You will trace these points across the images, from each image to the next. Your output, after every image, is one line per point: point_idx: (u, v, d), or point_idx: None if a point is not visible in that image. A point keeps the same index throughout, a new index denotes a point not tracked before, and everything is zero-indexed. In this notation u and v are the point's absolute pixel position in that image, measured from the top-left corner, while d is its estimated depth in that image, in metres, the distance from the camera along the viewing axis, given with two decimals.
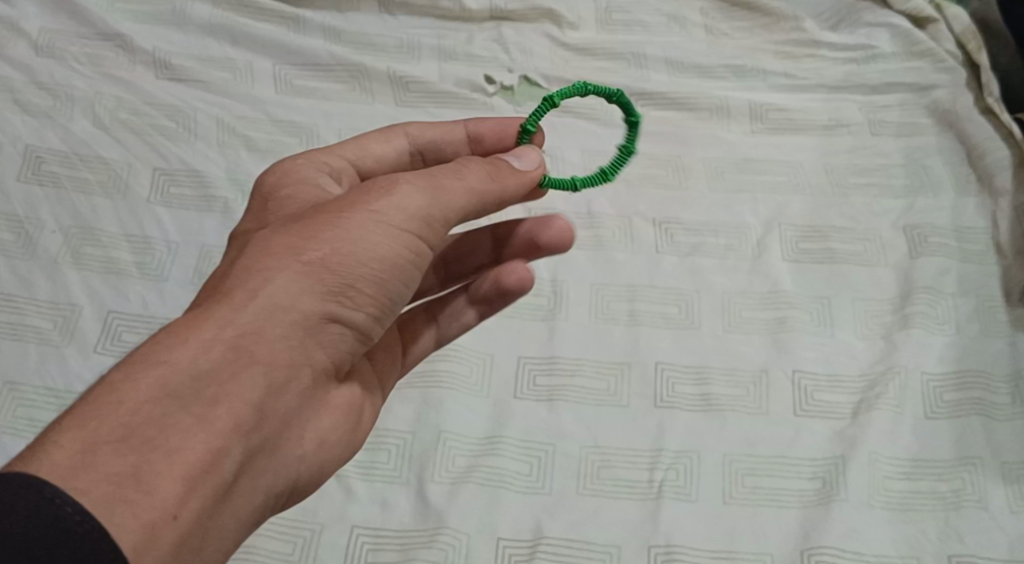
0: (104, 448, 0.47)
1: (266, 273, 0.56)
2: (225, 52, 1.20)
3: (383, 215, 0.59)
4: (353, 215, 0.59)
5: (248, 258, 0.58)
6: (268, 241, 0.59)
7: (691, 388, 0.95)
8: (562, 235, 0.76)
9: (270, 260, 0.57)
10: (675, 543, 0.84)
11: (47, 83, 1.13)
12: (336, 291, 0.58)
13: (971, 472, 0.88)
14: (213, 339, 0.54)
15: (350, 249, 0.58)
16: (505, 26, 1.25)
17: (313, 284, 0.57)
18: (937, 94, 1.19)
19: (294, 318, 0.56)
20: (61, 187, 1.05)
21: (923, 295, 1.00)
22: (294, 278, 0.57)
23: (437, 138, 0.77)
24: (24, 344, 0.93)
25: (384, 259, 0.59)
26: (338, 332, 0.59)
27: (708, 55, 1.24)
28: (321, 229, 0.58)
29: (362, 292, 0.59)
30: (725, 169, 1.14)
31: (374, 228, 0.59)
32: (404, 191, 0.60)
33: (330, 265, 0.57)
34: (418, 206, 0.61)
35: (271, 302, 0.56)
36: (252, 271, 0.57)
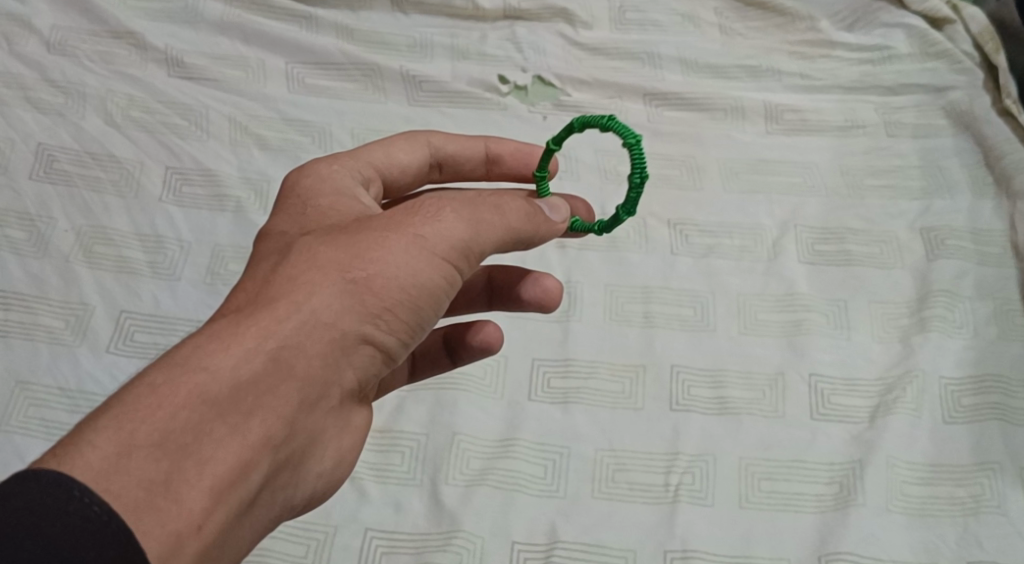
0: (139, 452, 0.48)
1: (309, 287, 0.56)
2: (237, 49, 1.20)
3: (428, 242, 0.58)
4: (397, 237, 0.58)
5: (292, 267, 0.57)
6: (310, 249, 0.58)
7: (707, 391, 0.94)
8: (549, 294, 0.77)
9: (315, 273, 0.57)
10: (691, 547, 0.84)
11: (59, 80, 1.12)
12: (375, 313, 0.57)
13: (989, 477, 0.88)
14: (255, 349, 0.54)
15: (392, 272, 0.57)
16: (518, 25, 1.25)
17: (354, 305, 0.57)
18: (953, 95, 1.19)
19: (332, 336, 0.56)
20: (73, 185, 1.04)
21: (940, 298, 0.99)
22: (336, 296, 0.56)
23: (457, 151, 0.77)
24: (37, 344, 0.93)
25: (425, 285, 0.58)
26: (373, 354, 0.59)
27: (721, 55, 1.23)
28: (364, 246, 0.58)
29: (398, 318, 0.58)
30: (740, 170, 1.13)
31: (416, 252, 0.58)
32: (450, 216, 0.60)
33: (372, 287, 0.57)
34: (462, 236, 0.60)
35: (313, 318, 0.55)
36: (297, 282, 0.56)
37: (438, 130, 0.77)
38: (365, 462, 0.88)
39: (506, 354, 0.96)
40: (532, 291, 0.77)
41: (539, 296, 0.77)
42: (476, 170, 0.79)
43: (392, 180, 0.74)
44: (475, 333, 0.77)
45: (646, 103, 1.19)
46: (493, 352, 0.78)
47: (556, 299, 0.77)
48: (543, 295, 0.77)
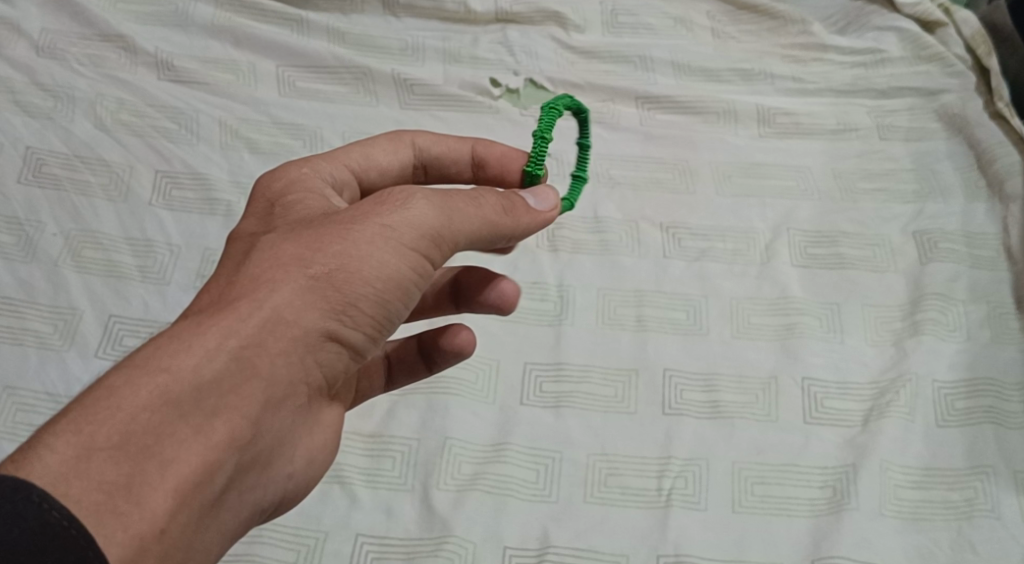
0: (99, 455, 0.48)
1: (272, 285, 0.56)
2: (228, 53, 1.19)
3: (394, 233, 0.58)
4: (363, 228, 0.58)
5: (256, 264, 0.57)
6: (275, 246, 0.58)
7: (700, 395, 0.94)
8: (506, 298, 0.76)
9: (278, 269, 0.56)
10: (684, 552, 0.83)
11: (48, 83, 1.12)
12: (340, 308, 0.57)
13: (983, 481, 0.87)
14: (217, 348, 0.54)
15: (357, 264, 0.57)
16: (510, 29, 1.24)
17: (318, 299, 0.56)
18: (946, 99, 1.19)
19: (297, 332, 0.56)
20: (62, 189, 1.04)
21: (933, 301, 0.99)
22: (299, 292, 0.56)
23: (443, 154, 0.76)
24: (25, 348, 0.92)
25: (392, 277, 0.58)
26: (340, 348, 0.58)
27: (714, 58, 1.23)
28: (328, 238, 0.57)
29: (364, 311, 0.58)
30: (733, 173, 1.13)
31: (383, 245, 0.58)
32: (418, 206, 0.59)
33: (336, 282, 0.57)
34: (428, 225, 0.59)
35: (276, 315, 0.55)
36: (260, 279, 0.56)
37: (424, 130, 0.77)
38: (356, 467, 0.88)
39: (498, 360, 0.95)
40: (492, 296, 0.76)
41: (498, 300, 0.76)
42: (463, 173, 0.78)
43: (371, 180, 0.73)
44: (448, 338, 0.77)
45: (639, 106, 1.19)
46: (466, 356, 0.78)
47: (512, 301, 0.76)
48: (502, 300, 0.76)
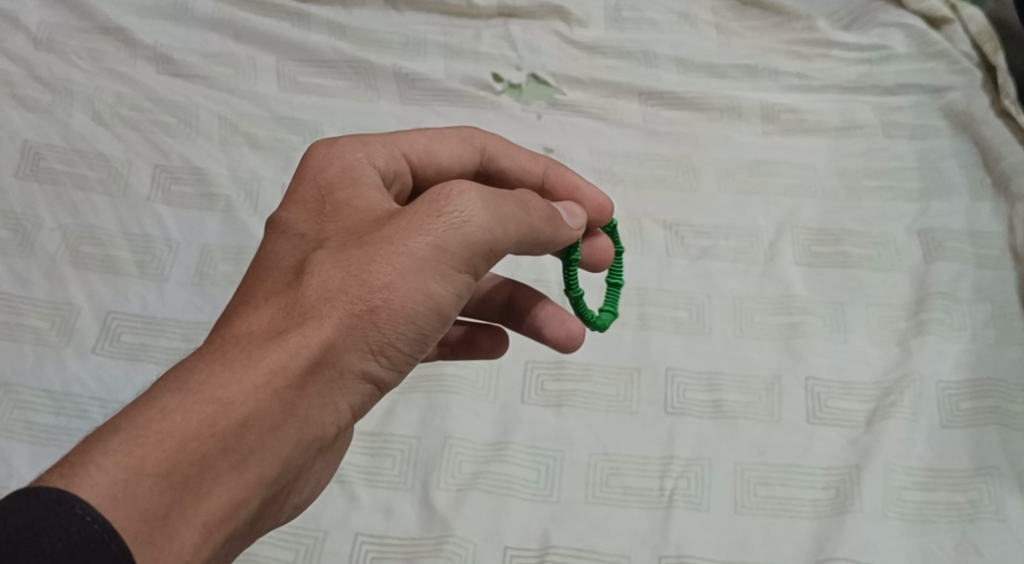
0: (146, 481, 0.47)
1: (323, 319, 0.55)
2: (227, 46, 1.18)
3: (442, 261, 0.57)
4: (412, 255, 0.56)
5: (307, 290, 0.56)
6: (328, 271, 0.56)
7: (702, 395, 0.93)
8: (567, 336, 0.76)
9: (330, 302, 0.55)
10: (686, 553, 0.83)
11: (46, 77, 1.11)
12: (382, 347, 0.56)
13: (987, 483, 0.87)
14: (266, 384, 0.52)
15: (403, 300, 0.56)
16: (513, 24, 1.23)
17: (362, 335, 0.55)
18: (951, 96, 1.18)
19: (337, 371, 0.55)
20: (60, 183, 1.03)
21: (938, 301, 0.98)
22: (347, 332, 0.55)
23: (510, 167, 0.76)
24: (21, 344, 0.91)
25: (434, 313, 0.57)
26: (374, 386, 0.58)
27: (718, 54, 1.22)
28: (382, 269, 0.56)
29: (403, 350, 0.57)
30: (736, 171, 1.12)
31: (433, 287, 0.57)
32: (472, 228, 0.58)
33: (383, 323, 0.56)
34: (484, 243, 0.58)
35: (324, 354, 0.54)
36: (312, 311, 0.55)
37: (496, 136, 0.76)
38: (356, 466, 0.87)
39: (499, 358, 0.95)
40: (556, 331, 0.76)
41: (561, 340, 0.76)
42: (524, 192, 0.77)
43: (429, 176, 0.72)
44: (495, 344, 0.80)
45: (642, 103, 1.18)
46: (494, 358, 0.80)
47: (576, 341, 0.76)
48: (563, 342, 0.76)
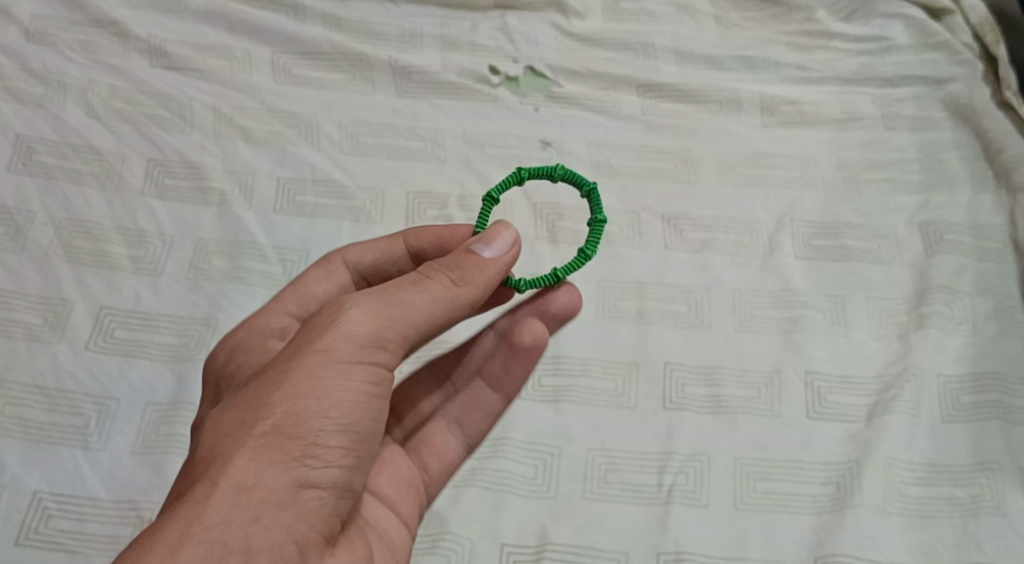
0: None
1: (223, 459, 0.53)
2: (221, 39, 1.17)
3: (331, 357, 0.56)
4: (297, 364, 0.56)
5: (205, 448, 0.54)
6: (219, 423, 0.56)
7: (701, 389, 0.92)
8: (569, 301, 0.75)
9: (224, 443, 0.54)
10: (685, 549, 0.82)
11: (38, 70, 1.10)
12: (300, 453, 0.54)
13: (988, 478, 0.86)
14: (181, 539, 0.49)
15: (303, 403, 0.54)
16: (510, 15, 1.22)
17: (275, 452, 0.53)
18: (953, 87, 1.17)
19: (261, 496, 0.52)
20: (53, 178, 1.02)
21: (940, 294, 0.97)
22: (251, 456, 0.53)
23: (377, 261, 0.76)
24: (13, 340, 0.90)
25: (350, 405, 0.56)
26: (318, 495, 0.55)
27: (717, 46, 1.21)
28: (271, 391, 0.55)
29: (329, 447, 0.55)
30: (735, 163, 1.11)
31: (327, 373, 0.56)
32: (352, 321, 0.58)
33: (287, 429, 0.54)
34: (370, 330, 0.58)
35: (236, 484, 0.52)
36: (210, 461, 0.53)
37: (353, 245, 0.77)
38: None
39: None
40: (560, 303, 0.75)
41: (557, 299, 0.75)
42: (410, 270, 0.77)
43: None
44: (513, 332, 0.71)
45: (640, 95, 1.17)
46: (544, 347, 0.73)
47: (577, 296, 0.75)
48: (560, 302, 0.75)
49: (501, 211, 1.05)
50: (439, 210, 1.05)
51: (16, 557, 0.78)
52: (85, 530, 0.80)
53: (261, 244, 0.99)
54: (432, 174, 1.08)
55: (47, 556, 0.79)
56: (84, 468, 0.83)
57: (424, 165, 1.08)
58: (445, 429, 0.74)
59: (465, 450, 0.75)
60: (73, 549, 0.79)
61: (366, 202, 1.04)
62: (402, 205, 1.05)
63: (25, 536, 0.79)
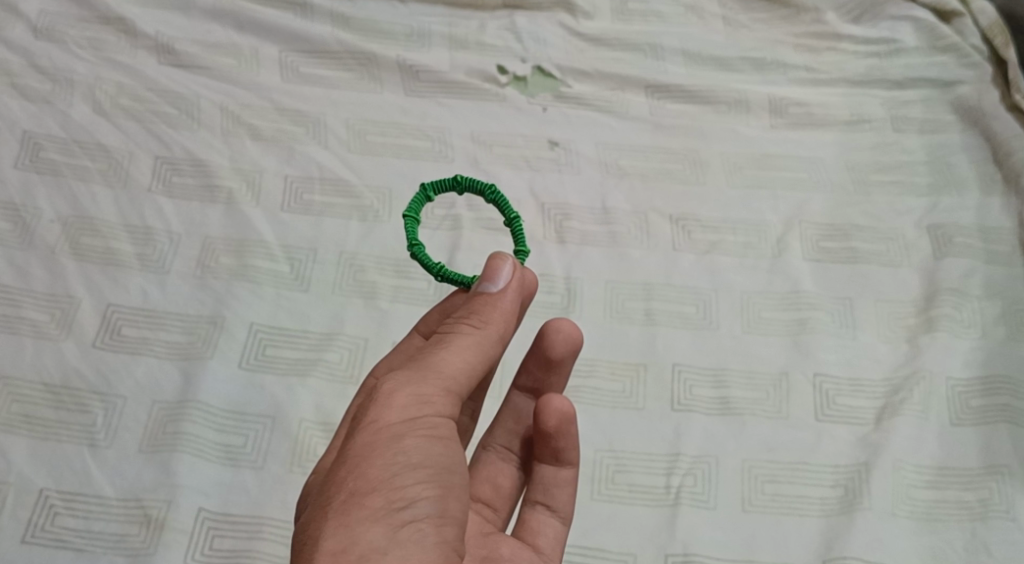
0: None
1: (312, 542, 0.52)
2: (229, 37, 1.17)
3: (382, 422, 0.56)
4: (355, 441, 0.56)
5: (296, 547, 0.54)
6: (303, 522, 0.55)
7: (709, 391, 0.92)
8: (568, 335, 0.74)
9: (310, 531, 0.53)
10: (693, 551, 0.82)
11: (46, 66, 1.09)
12: (379, 507, 0.53)
13: (998, 481, 0.86)
14: None
15: (367, 467, 0.54)
16: (518, 15, 1.22)
17: (358, 513, 0.52)
18: (962, 90, 1.17)
19: (357, 555, 0.50)
20: (60, 174, 1.01)
21: (948, 297, 0.97)
22: (335, 528, 0.52)
23: None
24: (20, 337, 0.89)
25: (416, 452, 0.55)
26: (413, 534, 0.52)
27: (726, 47, 1.20)
28: (337, 474, 0.55)
29: (407, 489, 0.54)
30: (743, 165, 1.11)
31: (382, 435, 0.56)
32: (390, 390, 0.58)
33: (359, 492, 0.53)
34: (411, 388, 0.58)
35: (328, 556, 0.51)
36: (303, 552, 0.52)
37: None
38: None
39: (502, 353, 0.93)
40: (561, 346, 0.74)
41: (555, 340, 0.74)
42: None
43: None
44: (542, 415, 0.71)
45: (648, 95, 1.16)
46: (573, 411, 0.71)
47: (566, 322, 0.74)
48: (559, 339, 0.74)
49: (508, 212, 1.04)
50: (445, 208, 1.04)
51: (22, 554, 0.78)
52: (91, 528, 0.80)
53: (268, 243, 0.99)
54: (439, 172, 1.08)
55: (53, 554, 0.78)
56: (90, 465, 0.83)
57: (431, 164, 1.08)
58: (537, 510, 0.73)
59: (563, 523, 0.74)
60: (79, 547, 0.79)
61: (373, 201, 1.04)
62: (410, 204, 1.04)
63: (31, 533, 0.79)
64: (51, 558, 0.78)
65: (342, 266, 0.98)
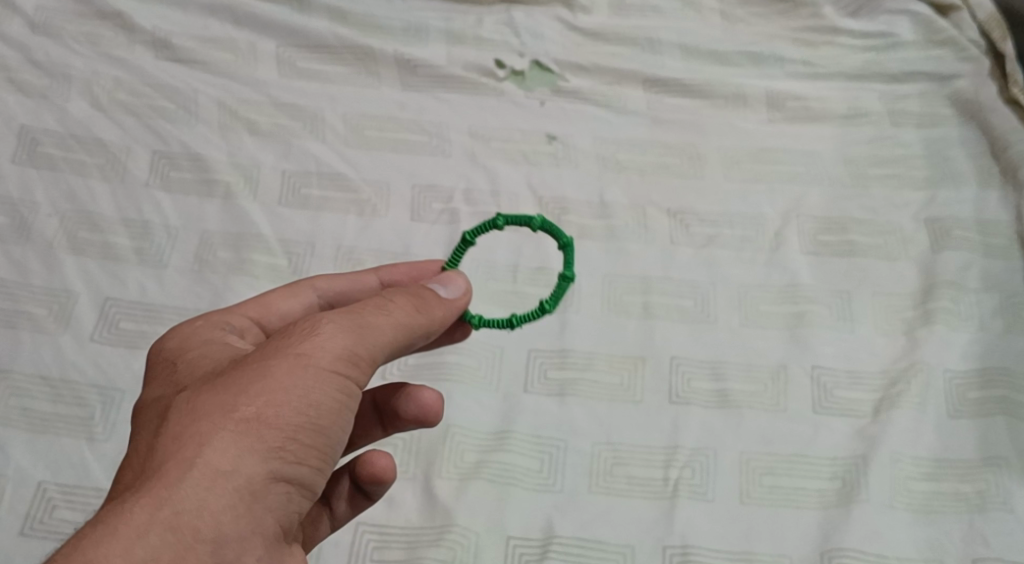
0: None
1: (197, 440, 0.49)
2: (226, 32, 1.17)
3: (312, 359, 0.52)
4: (278, 361, 0.52)
5: (173, 428, 0.50)
6: (191, 402, 0.52)
7: (707, 384, 0.92)
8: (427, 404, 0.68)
9: (198, 423, 0.50)
10: (690, 544, 0.82)
11: (43, 62, 1.09)
12: (275, 446, 0.50)
13: (995, 473, 0.85)
14: (150, 522, 0.46)
15: (281, 396, 0.51)
16: (515, 9, 1.22)
17: (252, 441, 0.50)
18: (959, 84, 1.17)
19: (236, 484, 0.49)
20: (57, 169, 1.01)
21: (946, 290, 0.97)
22: (228, 441, 0.49)
23: (345, 289, 0.70)
24: (18, 331, 0.89)
25: (327, 411, 0.52)
26: (286, 491, 0.51)
27: (723, 41, 1.21)
28: (247, 384, 0.51)
29: (305, 443, 0.52)
30: (741, 159, 1.11)
31: (305, 374, 0.52)
32: (330, 331, 0.54)
33: (265, 420, 0.50)
34: (347, 343, 0.54)
35: (209, 468, 0.49)
36: (184, 440, 0.49)
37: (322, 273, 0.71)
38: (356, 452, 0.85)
39: (500, 346, 0.93)
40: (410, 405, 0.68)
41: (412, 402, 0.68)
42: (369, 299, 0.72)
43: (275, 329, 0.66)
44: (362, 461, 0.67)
45: (646, 90, 1.17)
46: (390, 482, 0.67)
47: (436, 395, 0.68)
48: (421, 401, 0.68)
49: (507, 206, 1.04)
50: (443, 203, 1.04)
51: (20, 547, 0.78)
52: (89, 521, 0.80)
53: (266, 237, 0.99)
54: (437, 167, 1.08)
55: (51, 547, 0.78)
56: (88, 458, 0.83)
57: (429, 159, 1.08)
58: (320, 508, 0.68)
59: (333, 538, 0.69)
60: None
61: (371, 195, 1.04)
62: (408, 198, 1.04)
63: (30, 526, 0.79)
64: (49, 550, 0.78)
65: (340, 260, 0.98)
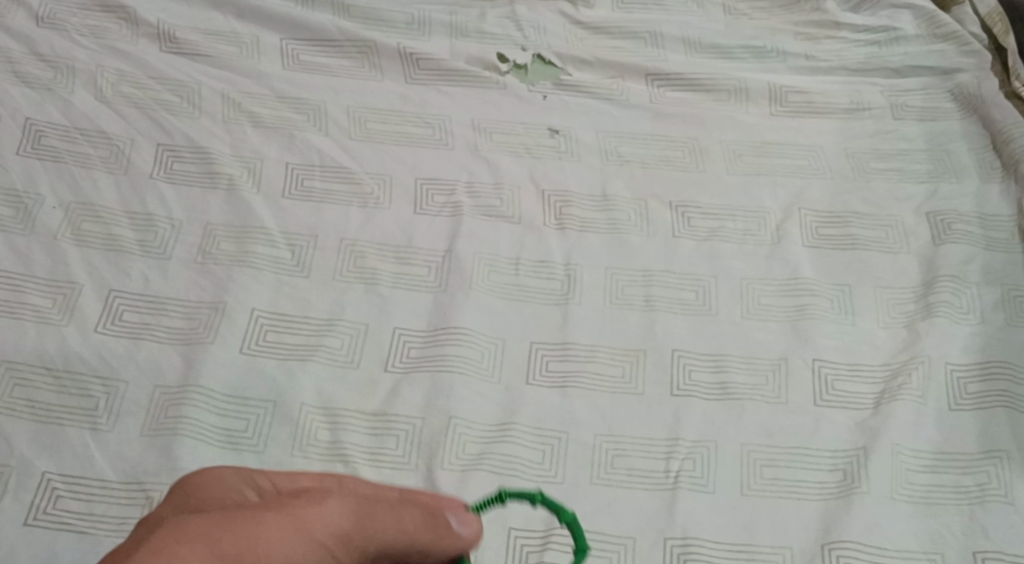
0: None
1: (166, 556, 0.40)
2: (230, 25, 1.17)
3: (310, 530, 0.46)
4: (274, 516, 0.46)
5: (147, 537, 0.41)
6: (178, 518, 0.43)
7: (708, 376, 0.92)
8: None
9: (164, 536, 0.41)
10: (691, 536, 0.81)
11: (47, 54, 1.10)
12: None
13: (996, 466, 0.86)
14: None
15: (268, 556, 0.44)
16: (518, 3, 1.23)
17: None
18: (961, 78, 1.17)
19: None
20: (62, 161, 1.02)
21: (947, 283, 0.97)
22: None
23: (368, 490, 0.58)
24: (22, 322, 0.90)
25: None
26: None
27: (726, 36, 1.21)
28: (236, 523, 0.44)
29: None
30: (743, 152, 1.11)
31: (295, 542, 0.45)
32: (333, 508, 0.48)
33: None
34: (348, 536, 0.48)
35: None
36: (154, 550, 0.40)
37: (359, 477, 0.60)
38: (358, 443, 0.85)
39: (503, 339, 0.93)
40: None
41: None
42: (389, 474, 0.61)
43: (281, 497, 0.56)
44: None
45: (649, 83, 1.17)
46: None
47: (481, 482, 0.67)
48: None
49: (509, 199, 1.04)
50: (446, 195, 1.04)
51: (23, 537, 0.76)
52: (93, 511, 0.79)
53: (270, 229, 0.99)
54: (439, 161, 1.08)
55: (55, 537, 0.77)
56: (92, 449, 0.82)
57: (432, 151, 1.09)
58: None
59: None
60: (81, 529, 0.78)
61: (374, 187, 1.05)
62: (410, 191, 1.05)
63: (34, 515, 0.78)
64: (53, 541, 0.77)
65: (342, 252, 0.99)
